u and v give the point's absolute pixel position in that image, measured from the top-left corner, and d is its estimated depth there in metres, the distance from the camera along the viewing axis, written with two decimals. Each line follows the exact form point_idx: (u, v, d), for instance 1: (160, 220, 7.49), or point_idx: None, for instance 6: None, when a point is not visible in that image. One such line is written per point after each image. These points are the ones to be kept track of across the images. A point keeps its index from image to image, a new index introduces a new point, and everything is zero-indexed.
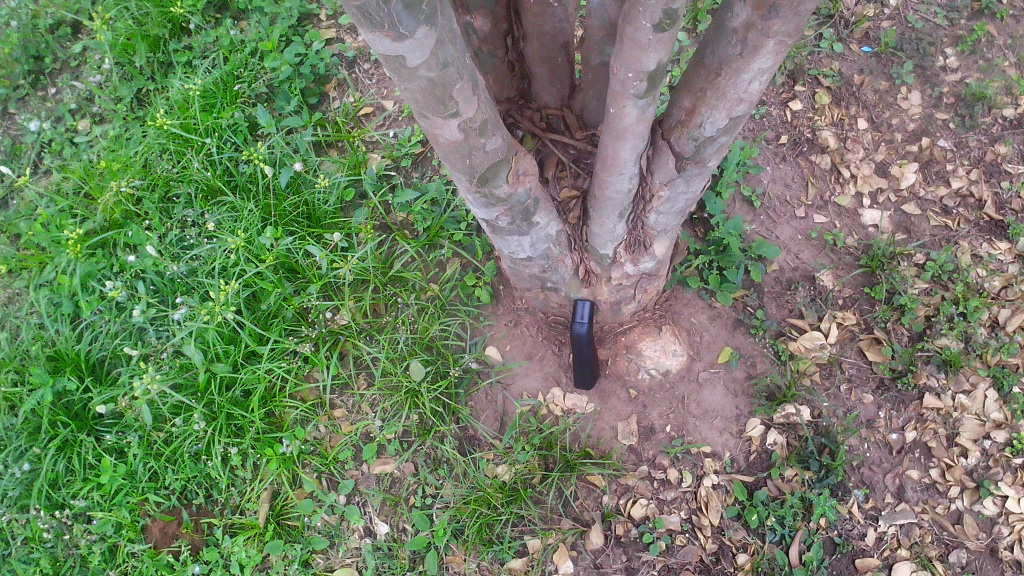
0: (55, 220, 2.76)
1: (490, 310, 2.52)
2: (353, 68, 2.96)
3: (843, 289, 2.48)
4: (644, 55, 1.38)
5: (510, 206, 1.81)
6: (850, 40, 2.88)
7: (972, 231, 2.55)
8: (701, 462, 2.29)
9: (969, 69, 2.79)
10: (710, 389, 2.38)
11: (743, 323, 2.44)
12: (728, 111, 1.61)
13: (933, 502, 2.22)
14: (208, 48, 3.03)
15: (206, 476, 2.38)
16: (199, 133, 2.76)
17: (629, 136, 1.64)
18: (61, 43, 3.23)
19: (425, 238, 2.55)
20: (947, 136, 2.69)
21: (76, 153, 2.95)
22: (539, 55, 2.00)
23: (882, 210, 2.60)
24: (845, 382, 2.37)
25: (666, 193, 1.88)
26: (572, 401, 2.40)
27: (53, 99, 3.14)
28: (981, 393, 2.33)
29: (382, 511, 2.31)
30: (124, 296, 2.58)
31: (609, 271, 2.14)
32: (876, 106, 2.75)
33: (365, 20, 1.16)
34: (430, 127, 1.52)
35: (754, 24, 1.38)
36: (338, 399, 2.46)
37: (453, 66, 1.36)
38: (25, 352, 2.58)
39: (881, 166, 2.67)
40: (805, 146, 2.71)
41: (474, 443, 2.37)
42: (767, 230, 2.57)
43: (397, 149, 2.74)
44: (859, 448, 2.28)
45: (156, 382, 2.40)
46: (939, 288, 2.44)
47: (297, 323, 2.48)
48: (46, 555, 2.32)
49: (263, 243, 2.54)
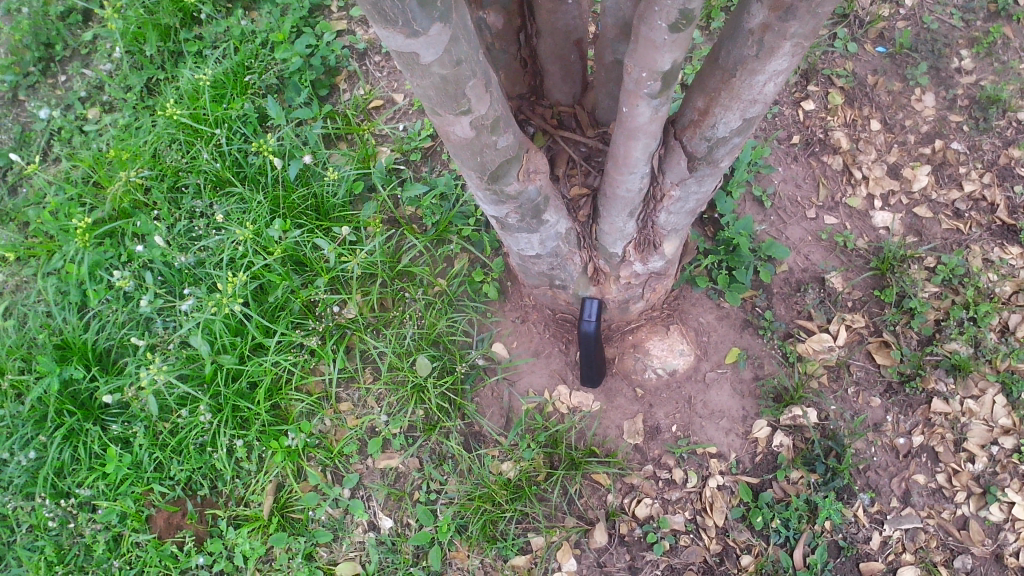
0: (64, 209, 2.77)
1: (497, 306, 2.52)
2: (364, 60, 2.95)
3: (852, 291, 2.46)
4: (658, 54, 1.37)
5: (519, 203, 1.80)
6: (864, 39, 2.85)
7: (984, 235, 2.53)
8: (706, 463, 2.29)
9: (984, 72, 2.77)
10: (717, 389, 2.37)
11: (751, 324, 2.44)
12: (742, 112, 1.60)
13: (939, 507, 2.21)
14: (218, 38, 3.02)
15: (211, 466, 2.38)
16: (209, 124, 2.76)
17: (641, 135, 1.62)
18: (71, 31, 3.23)
19: (434, 233, 2.54)
20: (960, 138, 2.68)
21: (86, 141, 2.94)
22: (552, 52, 2.00)
23: (893, 212, 2.58)
24: (853, 385, 2.36)
25: (677, 192, 1.86)
26: (578, 399, 2.39)
27: (64, 87, 3.14)
28: (990, 398, 2.31)
29: (386, 505, 2.31)
30: (132, 286, 2.58)
31: (618, 270, 2.13)
32: (889, 107, 2.74)
33: (379, 15, 1.15)
34: (442, 124, 1.51)
35: (770, 25, 1.37)
36: (343, 393, 2.45)
37: (466, 63, 1.35)
38: (32, 340, 2.60)
39: (893, 168, 2.65)
40: (817, 146, 2.69)
41: (479, 439, 2.36)
42: (777, 231, 2.56)
43: (406, 142, 2.71)
44: (865, 451, 2.27)
45: (163, 373, 2.39)
46: (949, 291, 2.43)
47: (304, 316, 2.48)
48: (50, 543, 2.32)
49: (271, 236, 2.53)
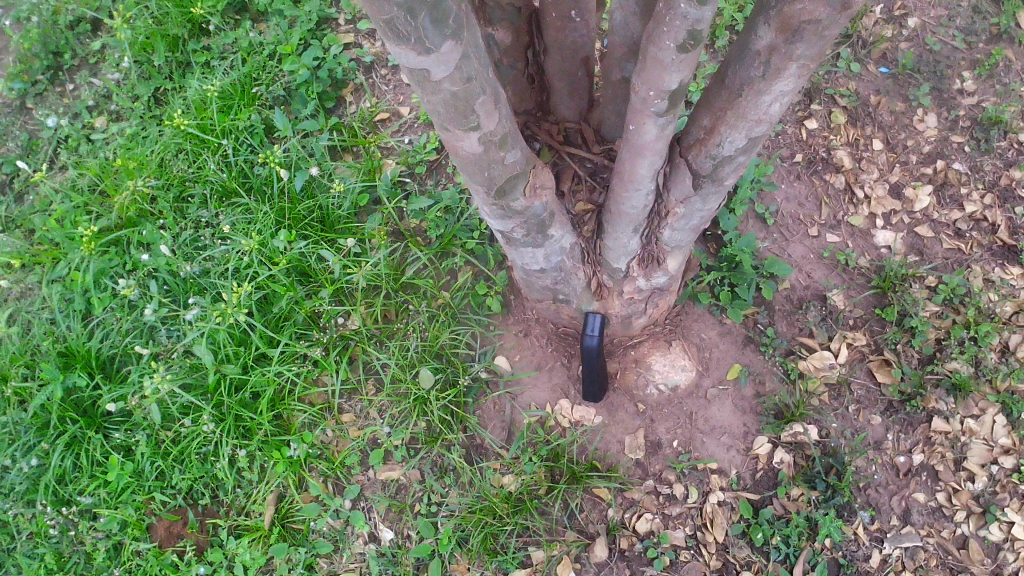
0: (70, 217, 2.78)
1: (500, 319, 2.53)
2: (370, 74, 2.97)
3: (853, 309, 2.48)
4: (666, 74, 1.39)
5: (526, 219, 1.82)
6: (867, 60, 2.88)
7: (985, 256, 2.55)
8: (706, 479, 2.29)
9: (986, 94, 2.80)
10: (718, 405, 2.38)
11: (754, 340, 2.45)
12: (748, 132, 1.61)
13: (938, 526, 2.22)
14: (227, 49, 3.05)
15: (212, 476, 2.39)
16: (216, 134, 2.77)
17: (647, 153, 1.64)
18: (80, 40, 3.25)
19: (437, 246, 2.56)
20: (962, 159, 2.70)
21: (93, 149, 2.96)
22: (560, 69, 2.02)
23: (895, 231, 2.60)
24: (854, 403, 2.37)
25: (682, 210, 1.87)
26: (580, 413, 2.40)
27: (71, 95, 3.16)
28: (989, 418, 2.33)
29: (387, 517, 2.31)
30: (136, 294, 2.59)
31: (621, 285, 2.15)
32: (892, 127, 2.76)
33: (392, 34, 1.17)
34: (450, 139, 1.53)
35: (778, 47, 1.39)
36: (346, 404, 2.46)
37: (476, 80, 1.36)
38: (36, 347, 2.60)
39: (895, 188, 2.67)
40: (819, 165, 2.71)
41: (481, 452, 2.37)
42: (780, 248, 2.57)
43: (412, 156, 2.74)
44: (866, 469, 2.28)
45: (166, 382, 2.41)
46: (950, 311, 2.44)
47: (308, 327, 2.49)
48: (50, 550, 2.32)
49: (276, 247, 2.55)
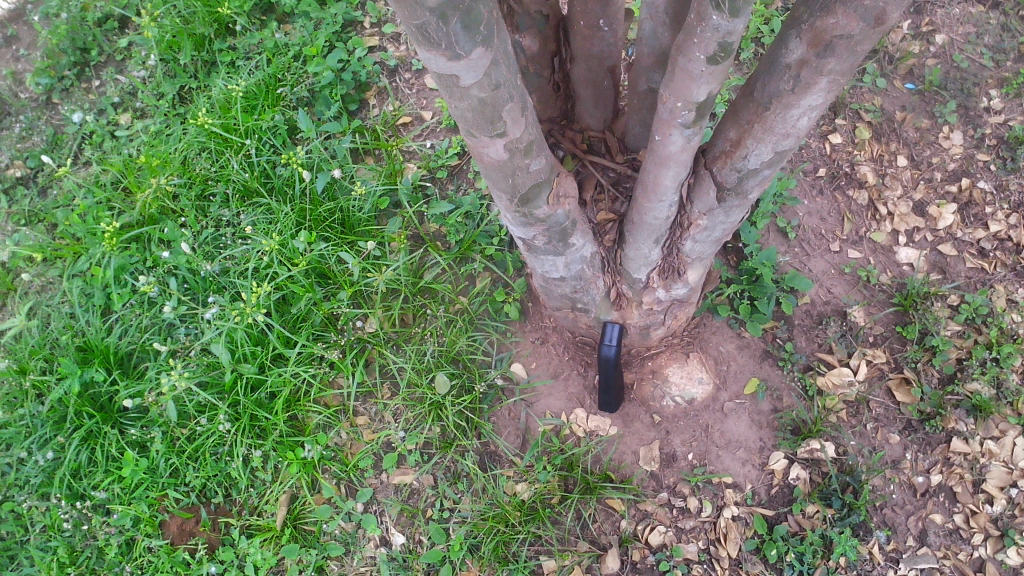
0: (92, 212, 2.79)
1: (517, 326, 2.52)
2: (394, 77, 2.98)
3: (874, 326, 2.46)
4: (694, 85, 1.38)
5: (547, 226, 1.81)
6: (893, 75, 2.86)
7: (1009, 275, 2.53)
8: (721, 493, 2.27)
9: (1014, 112, 2.77)
10: (735, 419, 2.36)
11: (772, 355, 2.43)
12: (774, 145, 1.60)
13: (955, 548, 2.20)
14: (252, 49, 3.07)
15: (226, 475, 2.39)
16: (239, 133, 2.79)
17: (672, 164, 1.63)
18: (107, 37, 3.27)
19: (457, 251, 2.56)
20: (987, 178, 2.68)
21: (117, 146, 2.98)
22: (586, 78, 2.02)
23: (918, 249, 2.58)
24: (872, 421, 2.35)
25: (704, 222, 1.85)
26: (595, 423, 2.38)
27: (97, 91, 3.18)
28: (1010, 440, 2.30)
29: (399, 521, 2.32)
30: (156, 291, 2.60)
31: (640, 295, 2.13)
32: (917, 143, 2.74)
33: (423, 38, 1.17)
34: (476, 145, 1.52)
35: (808, 61, 1.38)
36: (361, 407, 2.46)
37: (504, 87, 1.36)
38: (55, 341, 2.61)
39: (919, 206, 2.65)
40: (842, 180, 2.69)
41: (495, 459, 2.36)
42: (800, 263, 2.55)
43: (433, 160, 2.74)
44: (883, 489, 2.26)
45: (183, 379, 2.42)
46: (972, 330, 2.43)
47: (325, 329, 2.50)
48: (63, 544, 2.33)
49: (296, 247, 2.55)
